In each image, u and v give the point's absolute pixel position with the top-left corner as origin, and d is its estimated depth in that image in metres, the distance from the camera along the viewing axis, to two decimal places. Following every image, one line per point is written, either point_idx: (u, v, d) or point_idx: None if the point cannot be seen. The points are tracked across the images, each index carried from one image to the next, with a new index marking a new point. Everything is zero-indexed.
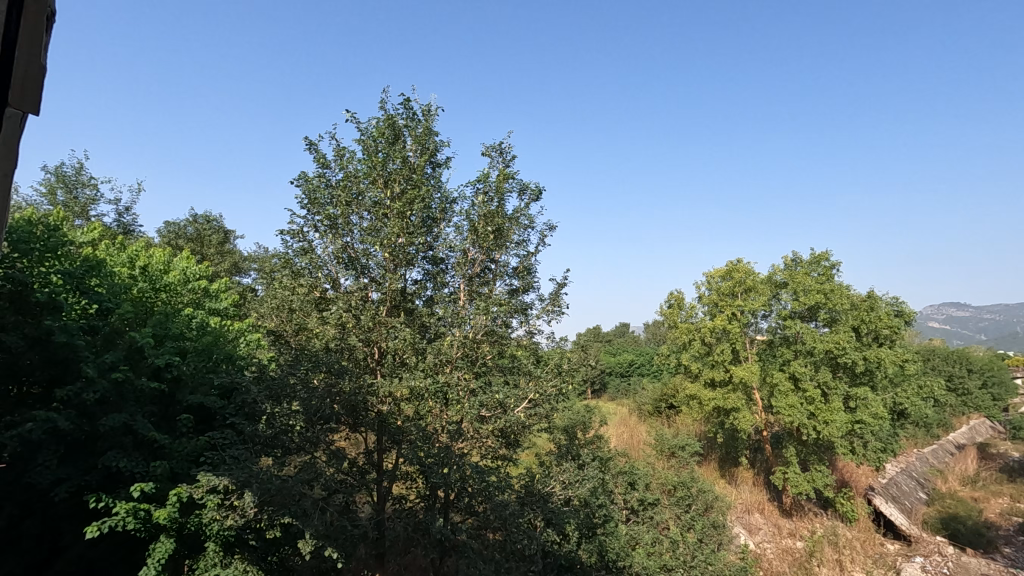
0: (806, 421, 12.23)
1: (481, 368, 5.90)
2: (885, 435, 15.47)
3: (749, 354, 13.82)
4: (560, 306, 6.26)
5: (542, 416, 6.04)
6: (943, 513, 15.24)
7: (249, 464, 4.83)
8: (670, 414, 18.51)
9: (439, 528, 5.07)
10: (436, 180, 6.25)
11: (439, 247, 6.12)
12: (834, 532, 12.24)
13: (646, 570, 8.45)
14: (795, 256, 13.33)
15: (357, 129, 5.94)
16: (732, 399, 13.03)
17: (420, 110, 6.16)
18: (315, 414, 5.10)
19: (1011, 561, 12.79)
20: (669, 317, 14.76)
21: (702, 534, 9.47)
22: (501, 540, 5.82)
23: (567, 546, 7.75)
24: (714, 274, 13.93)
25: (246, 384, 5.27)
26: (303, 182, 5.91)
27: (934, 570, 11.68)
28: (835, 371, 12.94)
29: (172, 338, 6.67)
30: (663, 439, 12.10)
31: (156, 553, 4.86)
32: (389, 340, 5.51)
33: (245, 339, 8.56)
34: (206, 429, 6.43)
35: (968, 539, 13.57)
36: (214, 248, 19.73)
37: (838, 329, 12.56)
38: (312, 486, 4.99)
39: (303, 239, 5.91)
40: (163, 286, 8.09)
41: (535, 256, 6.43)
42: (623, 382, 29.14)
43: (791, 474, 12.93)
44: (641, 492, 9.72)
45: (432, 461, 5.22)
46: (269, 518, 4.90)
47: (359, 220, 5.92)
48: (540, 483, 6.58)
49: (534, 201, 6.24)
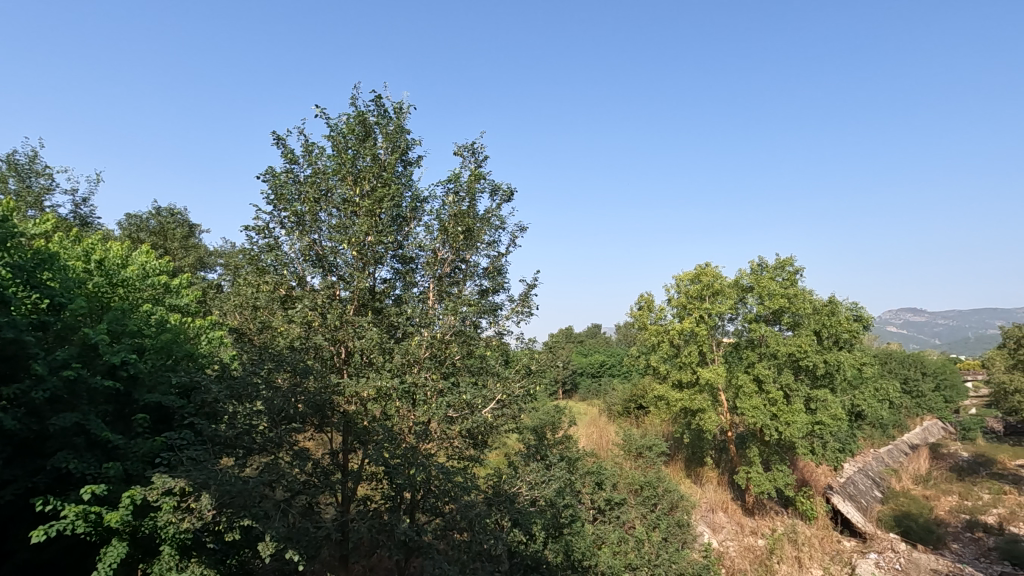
0: (768, 422, 12.55)
1: (449, 368, 5.88)
2: (843, 436, 15.94)
3: (715, 355, 14.13)
4: (530, 307, 6.31)
5: (509, 416, 6.09)
6: (897, 512, 15.87)
7: (208, 465, 4.68)
8: (638, 414, 18.79)
9: (404, 529, 5.01)
10: (407, 179, 6.22)
11: (408, 245, 6.08)
12: (794, 530, 12.64)
13: (611, 570, 8.53)
14: (761, 261, 13.65)
15: (326, 125, 5.85)
16: (698, 400, 13.29)
17: (392, 107, 6.12)
18: (278, 413, 4.99)
19: (958, 556, 13.36)
20: (639, 319, 14.92)
21: (667, 532, 9.65)
22: (467, 541, 5.77)
23: (533, 546, 7.79)
24: (682, 277, 14.23)
25: (206, 383, 5.09)
26: (270, 177, 5.80)
27: (887, 565, 12.09)
28: (797, 373, 13.33)
29: (129, 335, 6.42)
30: (631, 439, 12.23)
31: (107, 557, 4.70)
32: (356, 340, 5.44)
33: (208, 337, 8.33)
34: (165, 428, 6.22)
35: (919, 536, 14.12)
36: (178, 242, 19.19)
37: (801, 332, 12.92)
38: (273, 487, 4.89)
39: (269, 236, 5.79)
40: (120, 281, 7.82)
41: (506, 257, 6.46)
42: (594, 382, 29.46)
43: (754, 474, 13.22)
44: (608, 491, 9.80)
45: (398, 462, 5.13)
46: (228, 520, 4.77)
47: (328, 217, 5.83)
48: (506, 484, 6.60)
49: (505, 202, 6.29)
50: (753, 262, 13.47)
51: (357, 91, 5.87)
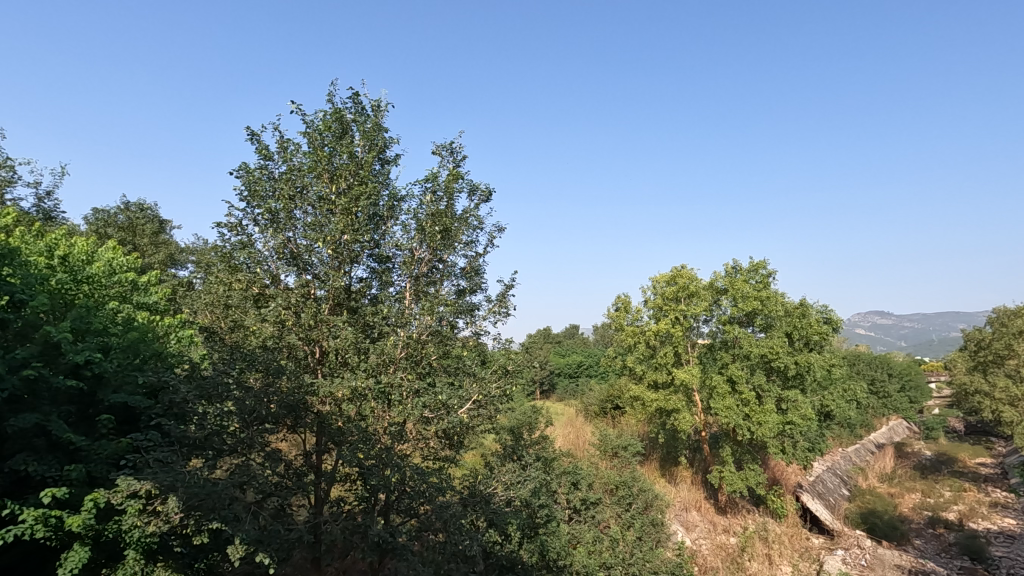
0: (740, 422, 12.79)
1: (425, 368, 5.85)
2: (813, 435, 16.30)
3: (690, 356, 14.34)
4: (507, 307, 6.33)
5: (485, 417, 6.13)
6: (863, 509, 16.38)
7: (176, 467, 4.56)
8: (615, 414, 18.95)
9: (378, 530, 4.96)
10: (385, 177, 6.17)
11: (386, 245, 6.03)
12: (765, 527, 13.00)
13: (586, 569, 8.59)
14: (735, 264, 13.88)
15: (302, 122, 5.77)
16: (673, 401, 13.46)
17: (369, 105, 6.07)
18: (250, 414, 4.89)
19: (921, 552, 13.77)
20: (616, 320, 15.03)
21: (641, 532, 9.79)
22: (441, 542, 5.74)
23: (508, 546, 7.79)
24: (659, 279, 14.39)
25: (174, 383, 4.95)
26: (244, 173, 5.68)
27: (854, 562, 12.42)
28: (769, 374, 13.60)
29: (94, 333, 6.23)
30: (607, 439, 12.32)
31: (68, 562, 4.56)
32: (331, 339, 5.37)
33: (177, 335, 8.13)
34: (131, 429, 6.02)
35: (884, 533, 14.55)
36: (147, 238, 18.72)
37: (773, 334, 13.21)
38: (244, 490, 4.79)
39: (242, 233, 5.69)
40: (85, 277, 7.59)
41: (483, 257, 6.47)
42: (571, 382, 29.65)
43: (726, 473, 13.44)
44: (584, 491, 9.86)
45: (372, 463, 5.07)
46: (196, 524, 4.65)
47: (303, 215, 5.75)
48: (482, 484, 6.60)
49: (484, 202, 6.30)
50: (727, 265, 13.68)
51: (335, 88, 5.81)
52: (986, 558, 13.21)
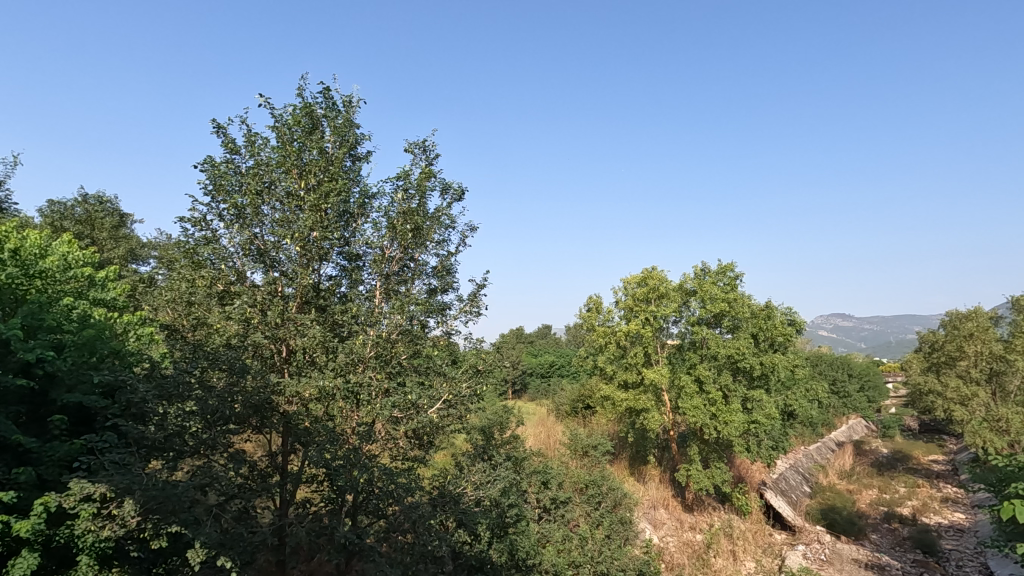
0: (707, 421, 13.05)
1: (395, 368, 5.79)
2: (776, 434, 16.73)
3: (660, 357, 14.55)
4: (479, 307, 6.32)
5: (456, 417, 6.11)
6: (823, 505, 16.93)
7: (133, 469, 4.39)
8: (585, 414, 19.10)
9: (345, 532, 4.89)
10: (356, 174, 6.10)
11: (356, 242, 5.95)
12: (730, 524, 13.31)
13: (555, 567, 8.64)
14: (704, 267, 14.15)
15: (271, 116, 5.64)
16: (643, 400, 13.67)
17: (341, 100, 5.98)
18: (213, 414, 4.76)
19: (877, 546, 14.28)
20: (588, 320, 15.14)
21: (610, 530, 9.91)
22: (410, 543, 5.70)
23: (478, 546, 7.76)
24: (630, 280, 14.55)
25: (133, 382, 4.78)
26: (209, 167, 5.53)
27: (814, 556, 12.81)
28: (735, 374, 13.92)
29: (47, 331, 5.98)
30: (577, 439, 12.41)
31: (15, 569, 4.35)
32: (298, 338, 5.28)
33: (136, 333, 7.86)
34: (86, 431, 5.76)
35: (843, 528, 15.03)
36: (107, 231, 18.08)
37: (739, 335, 13.52)
38: (206, 492, 4.67)
39: (206, 228, 5.53)
40: (38, 272, 7.27)
41: (455, 257, 6.45)
42: (543, 382, 29.78)
43: (693, 471, 13.69)
44: (554, 491, 9.91)
45: (340, 464, 4.99)
46: (154, 527, 4.50)
47: (271, 211, 5.63)
48: (452, 484, 6.56)
49: (456, 201, 6.28)
50: (696, 268, 13.94)
51: (305, 82, 5.71)
52: (938, 550, 13.76)
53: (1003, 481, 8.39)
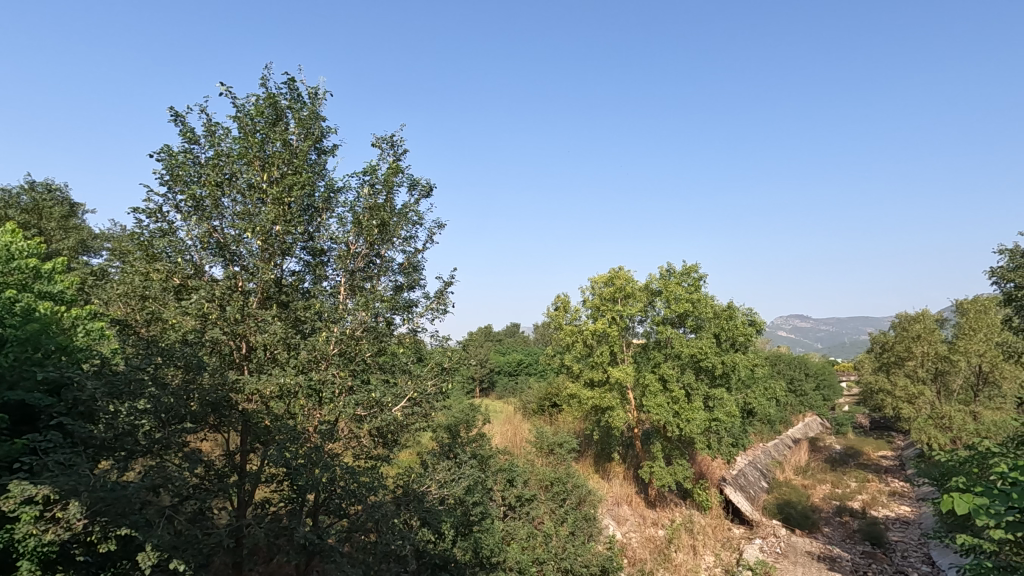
0: (671, 419, 13.30)
1: (359, 365, 5.70)
2: (736, 431, 17.18)
3: (625, 356, 14.76)
4: (445, 304, 6.29)
5: (420, 415, 6.08)
6: (780, 500, 17.50)
7: (80, 470, 4.20)
8: (552, 412, 19.24)
9: (305, 532, 4.79)
10: (321, 167, 5.98)
11: (320, 237, 5.85)
12: (690, 520, 13.64)
13: (519, 565, 8.70)
14: (669, 267, 14.41)
15: (232, 105, 5.47)
16: (608, 399, 13.86)
17: (306, 92, 5.86)
18: (167, 413, 4.60)
19: (829, 538, 14.84)
20: (555, 319, 15.23)
21: (574, 526, 10.02)
22: (372, 542, 5.64)
23: (441, 545, 7.70)
24: (597, 280, 14.69)
25: (80, 379, 4.57)
26: (166, 157, 5.33)
27: (770, 550, 13.23)
28: (698, 373, 14.23)
29: None
30: (543, 437, 12.48)
31: None
32: (259, 335, 5.15)
33: (85, 328, 7.52)
34: (28, 429, 5.49)
35: (797, 521, 15.57)
36: (55, 222, 17.26)
37: (702, 335, 13.84)
38: (158, 493, 4.50)
39: (162, 220, 5.34)
40: None
41: (422, 254, 6.41)
42: (511, 380, 29.85)
43: (656, 468, 13.94)
44: (519, 488, 9.95)
45: (301, 463, 4.90)
46: (102, 531, 4.31)
47: (231, 203, 5.47)
48: (416, 483, 6.52)
49: (424, 197, 6.24)
50: (661, 268, 14.19)
51: (269, 72, 5.56)
52: (884, 542, 14.40)
53: (946, 474, 8.83)
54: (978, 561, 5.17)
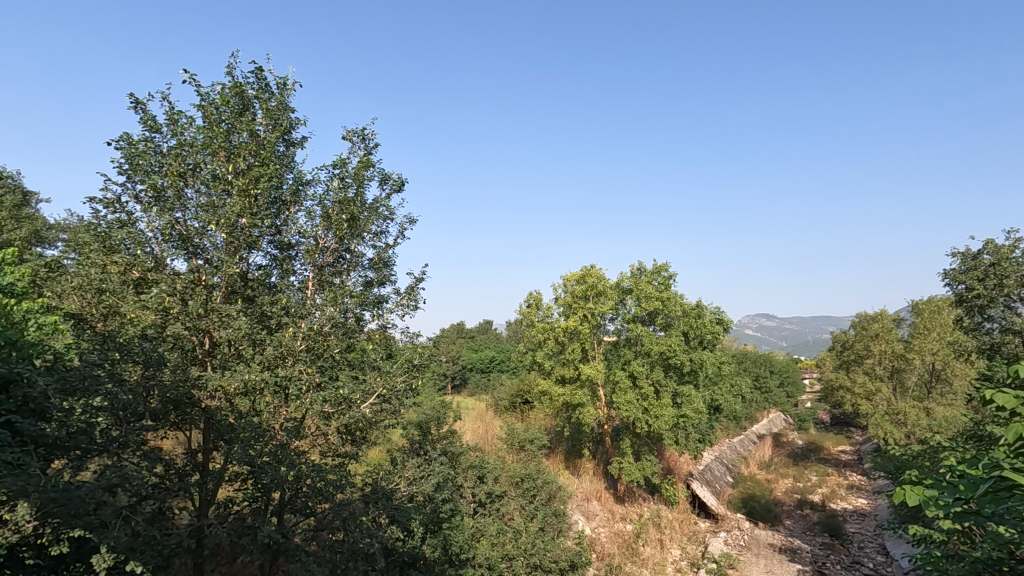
0: (640, 415, 13.49)
1: (327, 362, 5.61)
2: (704, 427, 17.50)
3: (596, 353, 14.90)
4: (415, 300, 6.23)
5: (389, 412, 6.01)
6: (744, 494, 17.95)
7: (29, 469, 4.02)
8: (523, 408, 19.31)
9: (268, 531, 4.69)
10: (288, 159, 5.85)
11: (288, 231, 5.72)
12: (658, 515, 13.94)
13: (489, 561, 8.67)
14: (640, 266, 14.58)
15: (196, 94, 5.29)
16: (579, 395, 14.00)
17: (274, 82, 5.72)
18: (125, 411, 4.44)
19: (790, 531, 15.29)
20: (528, 316, 15.25)
21: (544, 522, 10.10)
22: (339, 541, 5.57)
23: (411, 542, 7.62)
24: (569, 278, 14.76)
25: (30, 375, 4.36)
26: (125, 145, 5.13)
27: (734, 543, 13.55)
28: (667, 370, 14.44)
29: None
30: (514, 433, 12.49)
31: None
32: (222, 330, 4.99)
33: (38, 323, 7.21)
34: None
35: (760, 515, 16.00)
36: (7, 211, 16.48)
37: (671, 333, 14.08)
38: (114, 492, 4.34)
39: (121, 210, 5.14)
40: None
41: (393, 249, 6.34)
42: (483, 377, 29.83)
43: (626, 464, 14.12)
44: (490, 485, 9.94)
45: (264, 461, 4.80)
46: (54, 533, 4.13)
47: (195, 194, 5.30)
48: (385, 480, 6.46)
49: (395, 192, 6.16)
50: (632, 267, 14.35)
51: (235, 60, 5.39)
52: (842, 533, 14.90)
53: (900, 468, 9.18)
54: (929, 551, 5.37)
